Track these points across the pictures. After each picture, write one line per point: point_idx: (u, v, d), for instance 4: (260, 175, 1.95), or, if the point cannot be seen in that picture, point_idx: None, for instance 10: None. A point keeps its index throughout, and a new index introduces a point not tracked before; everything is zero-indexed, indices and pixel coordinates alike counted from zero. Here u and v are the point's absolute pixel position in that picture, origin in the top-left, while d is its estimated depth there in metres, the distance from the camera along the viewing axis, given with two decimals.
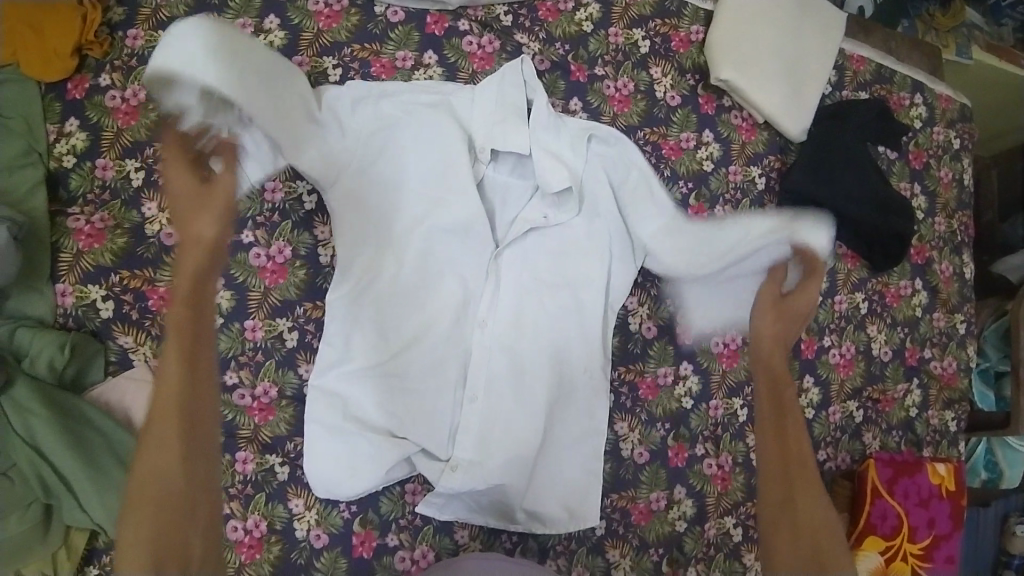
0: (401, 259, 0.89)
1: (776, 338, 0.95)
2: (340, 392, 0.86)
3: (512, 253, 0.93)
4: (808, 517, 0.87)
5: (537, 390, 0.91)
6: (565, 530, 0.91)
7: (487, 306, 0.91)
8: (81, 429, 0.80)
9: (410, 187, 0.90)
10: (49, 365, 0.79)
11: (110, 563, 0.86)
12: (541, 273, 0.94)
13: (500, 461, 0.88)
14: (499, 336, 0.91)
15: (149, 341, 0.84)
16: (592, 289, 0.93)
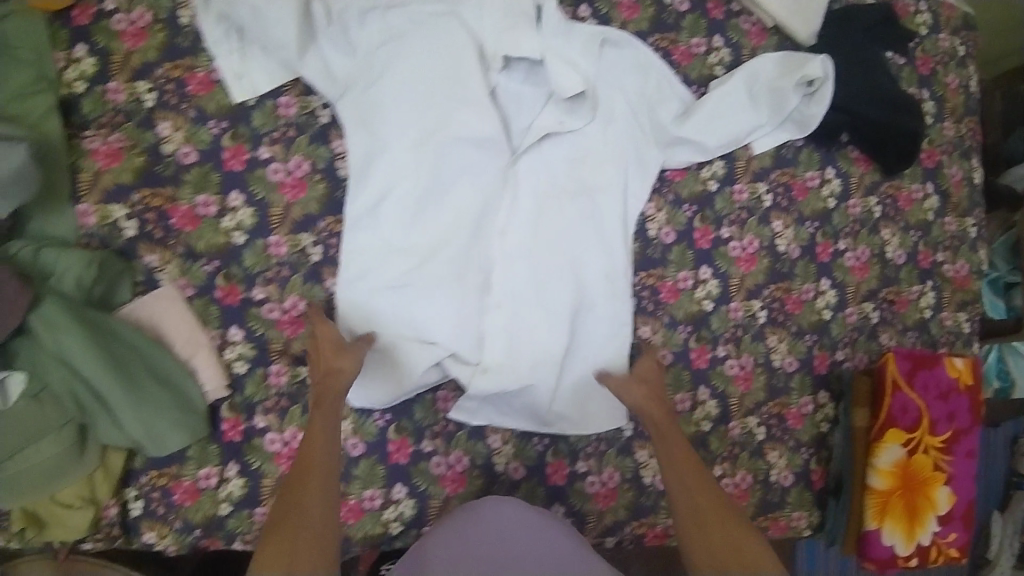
0: (417, 171, 0.88)
1: (652, 397, 0.87)
2: (365, 305, 0.87)
3: (529, 160, 0.93)
4: (716, 508, 0.75)
5: (561, 296, 0.91)
6: (595, 430, 0.93)
7: (507, 213, 0.91)
8: (112, 343, 0.80)
9: (422, 95, 0.87)
10: (78, 282, 0.80)
11: (150, 482, 0.88)
12: (558, 180, 0.93)
13: (529, 363, 0.90)
14: (520, 243, 0.91)
15: (176, 259, 0.85)
16: (610, 194, 0.94)
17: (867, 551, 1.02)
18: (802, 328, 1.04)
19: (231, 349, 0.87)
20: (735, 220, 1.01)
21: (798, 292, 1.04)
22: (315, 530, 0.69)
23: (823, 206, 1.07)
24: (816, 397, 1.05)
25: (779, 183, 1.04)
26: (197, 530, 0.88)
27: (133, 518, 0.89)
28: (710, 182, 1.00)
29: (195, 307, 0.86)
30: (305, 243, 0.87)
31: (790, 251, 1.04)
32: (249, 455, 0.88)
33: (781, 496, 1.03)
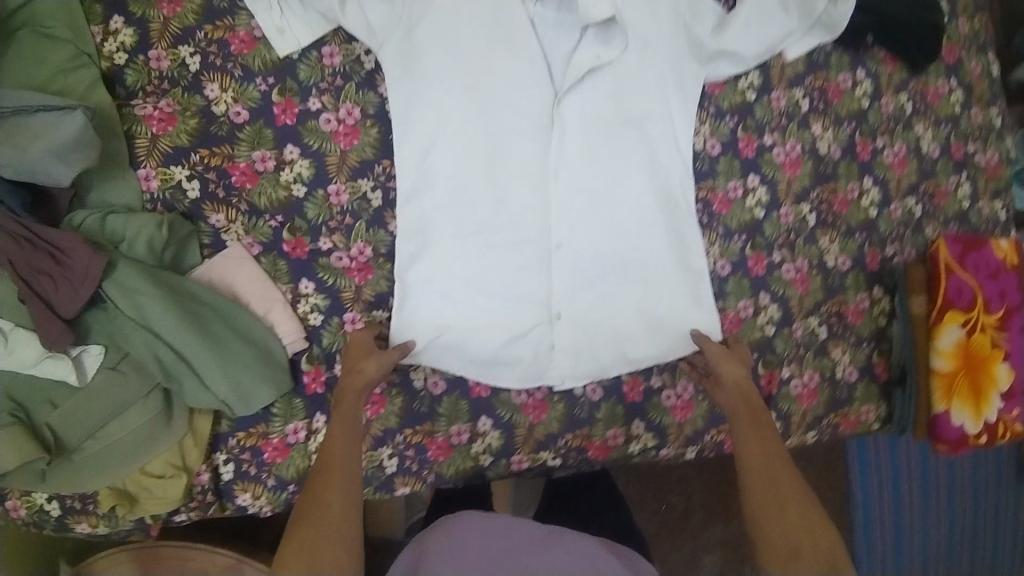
0: (464, 120, 0.89)
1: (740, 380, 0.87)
2: (429, 257, 0.89)
3: (573, 98, 0.91)
4: (766, 463, 0.78)
5: (620, 229, 0.93)
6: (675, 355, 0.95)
7: (558, 152, 0.91)
8: (191, 304, 0.82)
9: (460, 45, 0.88)
10: (149, 245, 0.82)
11: (238, 443, 0.87)
12: (604, 114, 0.93)
13: (596, 297, 0.93)
14: (575, 180, 0.92)
15: (240, 217, 0.87)
16: (655, 121, 0.94)
17: (938, 432, 1.05)
18: (851, 226, 1.06)
19: (304, 302, 0.88)
20: (776, 126, 1.02)
21: (844, 192, 1.05)
22: (333, 522, 0.70)
23: (858, 106, 1.08)
24: (872, 293, 1.07)
25: (814, 87, 1.05)
26: (291, 486, 0.87)
27: (226, 482, 0.87)
28: (749, 92, 1.01)
29: (264, 265, 0.87)
30: (365, 189, 0.89)
31: (832, 152, 1.05)
32: None
33: (849, 392, 1.06)
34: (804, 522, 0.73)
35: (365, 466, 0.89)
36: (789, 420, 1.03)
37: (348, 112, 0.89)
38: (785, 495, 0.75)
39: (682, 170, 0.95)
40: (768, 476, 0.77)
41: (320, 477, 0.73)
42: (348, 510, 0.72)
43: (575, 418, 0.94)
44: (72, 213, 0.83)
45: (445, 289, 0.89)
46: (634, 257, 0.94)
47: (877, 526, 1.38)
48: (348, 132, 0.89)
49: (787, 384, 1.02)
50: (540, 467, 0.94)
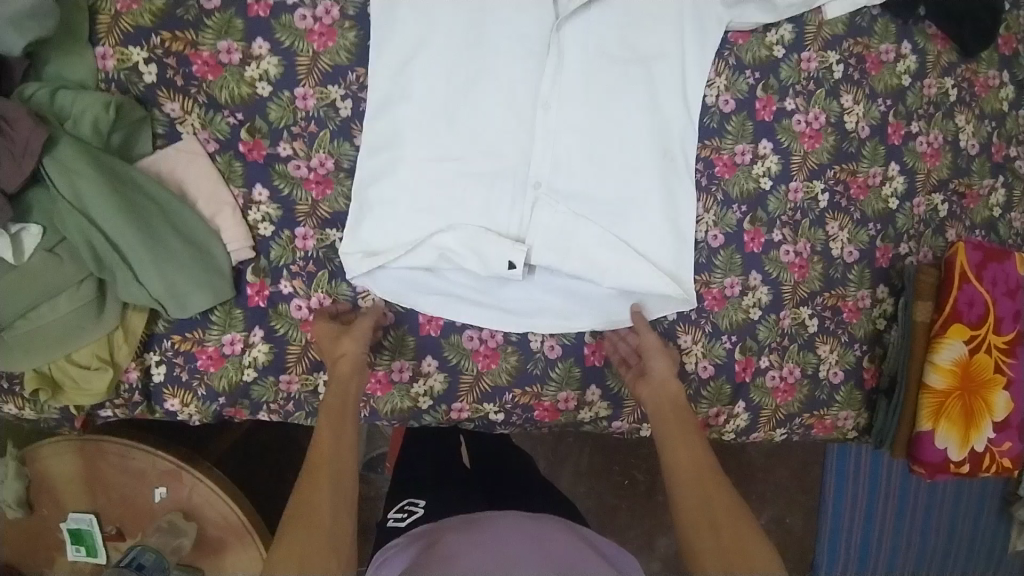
0: (453, 34, 0.82)
1: (667, 378, 0.85)
2: (394, 178, 0.83)
3: (577, 25, 0.84)
4: (702, 492, 0.75)
5: (607, 176, 0.86)
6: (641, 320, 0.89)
7: (551, 83, 0.83)
8: (131, 192, 0.76)
9: None
10: (94, 126, 0.76)
11: (173, 347, 0.83)
12: (609, 49, 0.84)
13: (570, 247, 0.86)
14: (567, 117, 0.84)
15: (197, 109, 0.81)
16: (663, 64, 0.86)
17: (918, 453, 0.98)
18: (866, 215, 0.96)
19: (256, 209, 0.83)
20: (802, 91, 0.93)
21: (864, 176, 0.96)
22: (325, 527, 0.68)
23: (898, 83, 0.97)
24: (875, 292, 0.98)
25: (851, 54, 0.94)
26: (222, 399, 0.84)
27: (156, 384, 0.84)
28: (776, 48, 0.91)
29: (218, 164, 0.82)
30: (334, 96, 0.82)
31: (860, 129, 0.95)
32: (273, 321, 0.83)
33: (830, 393, 0.98)
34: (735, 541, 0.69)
35: (298, 389, 0.85)
36: (758, 414, 0.95)
37: (326, 11, 0.82)
38: (715, 517, 0.72)
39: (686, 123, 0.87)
40: (701, 501, 0.74)
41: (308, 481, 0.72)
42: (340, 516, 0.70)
43: (526, 373, 0.88)
44: (24, 82, 0.76)
45: (408, 213, 0.83)
46: (618, 209, 0.87)
47: (845, 534, 1.37)
48: (322, 46, 0.82)
49: (763, 374, 0.94)
50: (482, 419, 0.90)
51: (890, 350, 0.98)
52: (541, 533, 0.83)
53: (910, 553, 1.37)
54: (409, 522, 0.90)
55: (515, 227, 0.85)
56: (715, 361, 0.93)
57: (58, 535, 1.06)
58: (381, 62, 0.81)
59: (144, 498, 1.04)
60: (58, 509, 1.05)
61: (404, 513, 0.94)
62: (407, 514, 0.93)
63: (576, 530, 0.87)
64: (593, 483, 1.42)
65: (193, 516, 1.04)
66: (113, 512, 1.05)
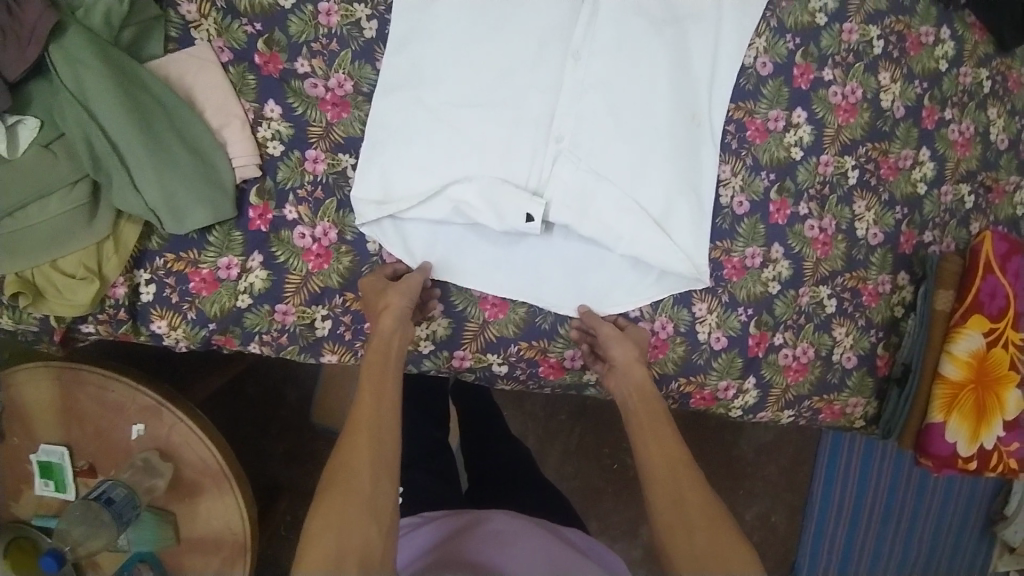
0: None
1: (633, 365, 0.80)
2: (411, 120, 0.79)
3: None
4: (676, 500, 0.70)
5: (630, 137, 0.82)
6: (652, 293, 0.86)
7: (583, 34, 0.80)
8: (136, 92, 0.71)
9: None
10: (106, 18, 0.71)
11: (165, 266, 0.78)
12: (647, 4, 0.81)
13: (586, 209, 0.82)
14: (595, 71, 0.81)
15: (214, 13, 0.77)
16: (699, 25, 0.83)
17: (925, 444, 0.96)
18: (894, 198, 0.93)
19: (266, 126, 0.78)
20: (840, 63, 0.89)
21: (894, 157, 0.93)
22: (363, 495, 0.65)
23: (935, 67, 0.93)
24: (895, 278, 0.95)
25: (892, 31, 0.91)
26: (211, 324, 0.79)
27: (143, 304, 0.79)
28: (818, 16, 0.88)
29: (231, 75, 0.78)
30: (359, 15, 0.78)
31: (895, 109, 0.92)
32: (274, 247, 0.79)
33: (842, 378, 0.95)
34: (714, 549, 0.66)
35: (294, 321, 0.80)
36: (767, 392, 0.92)
37: None
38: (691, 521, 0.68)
39: (715, 88, 0.84)
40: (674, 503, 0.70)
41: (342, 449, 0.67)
42: (378, 479, 0.66)
43: (534, 327, 0.84)
44: None
45: (422, 160, 0.80)
46: (638, 174, 0.83)
47: (828, 536, 1.36)
48: None
49: (776, 351, 0.91)
50: (484, 370, 0.85)
51: (907, 338, 0.95)
52: (522, 535, 0.80)
53: (890, 561, 1.35)
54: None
55: (532, 180, 0.81)
56: (729, 333, 0.89)
57: (27, 468, 1.01)
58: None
59: (120, 434, 0.99)
60: (30, 439, 1.00)
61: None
62: None
63: (558, 526, 0.86)
64: (582, 463, 1.39)
65: (170, 457, 0.99)
66: (87, 446, 0.99)
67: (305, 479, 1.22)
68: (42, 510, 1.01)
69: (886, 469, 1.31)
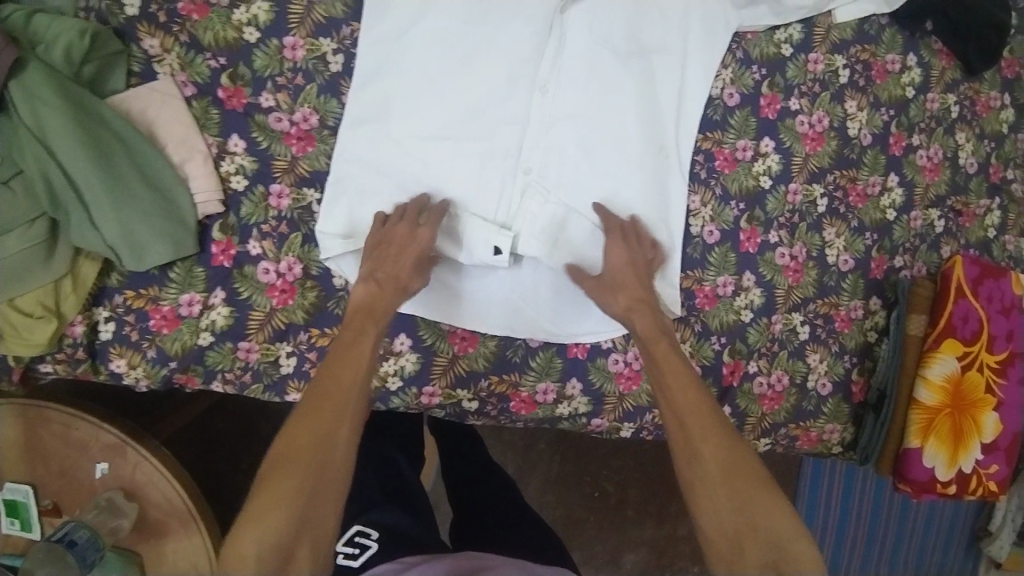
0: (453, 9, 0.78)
1: (634, 304, 0.76)
2: (377, 154, 0.79)
3: (584, 9, 0.80)
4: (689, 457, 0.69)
5: (598, 169, 0.82)
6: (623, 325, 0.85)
7: (551, 67, 0.80)
8: (96, 128, 0.69)
9: None
10: (66, 52, 0.69)
11: (125, 303, 0.76)
12: (614, 38, 0.81)
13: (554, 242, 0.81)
14: (563, 105, 0.81)
15: (177, 48, 0.76)
16: (665, 57, 0.83)
17: (903, 470, 0.96)
18: (864, 224, 0.94)
19: (230, 160, 0.77)
20: (807, 92, 0.90)
21: (863, 184, 0.93)
22: (341, 462, 0.66)
23: (901, 94, 0.94)
24: (868, 304, 0.95)
25: (858, 60, 0.92)
26: (172, 363, 0.77)
27: (101, 342, 0.76)
28: (784, 46, 0.88)
29: (194, 110, 0.76)
30: (325, 50, 0.78)
31: (862, 136, 0.93)
32: (237, 283, 0.77)
33: (817, 405, 0.94)
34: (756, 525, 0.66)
35: (258, 358, 0.78)
36: (743, 422, 0.91)
37: None
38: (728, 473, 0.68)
39: (683, 119, 0.84)
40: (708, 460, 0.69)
41: (316, 413, 0.66)
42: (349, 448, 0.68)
43: (505, 360, 0.83)
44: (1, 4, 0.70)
45: (388, 195, 0.79)
46: (606, 205, 0.83)
47: None
48: None
49: (751, 379, 0.91)
50: (455, 406, 0.84)
51: (881, 364, 0.94)
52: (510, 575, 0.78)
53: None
54: (362, 563, 0.82)
55: (501, 214, 0.80)
56: (703, 362, 0.89)
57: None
58: (376, 30, 0.77)
59: (84, 472, 0.96)
60: None
61: (355, 546, 0.84)
62: (359, 550, 0.84)
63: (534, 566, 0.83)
64: (564, 492, 1.37)
65: (135, 496, 0.96)
66: (51, 485, 0.96)
67: None
68: (8, 550, 0.97)
69: (868, 492, 1.31)
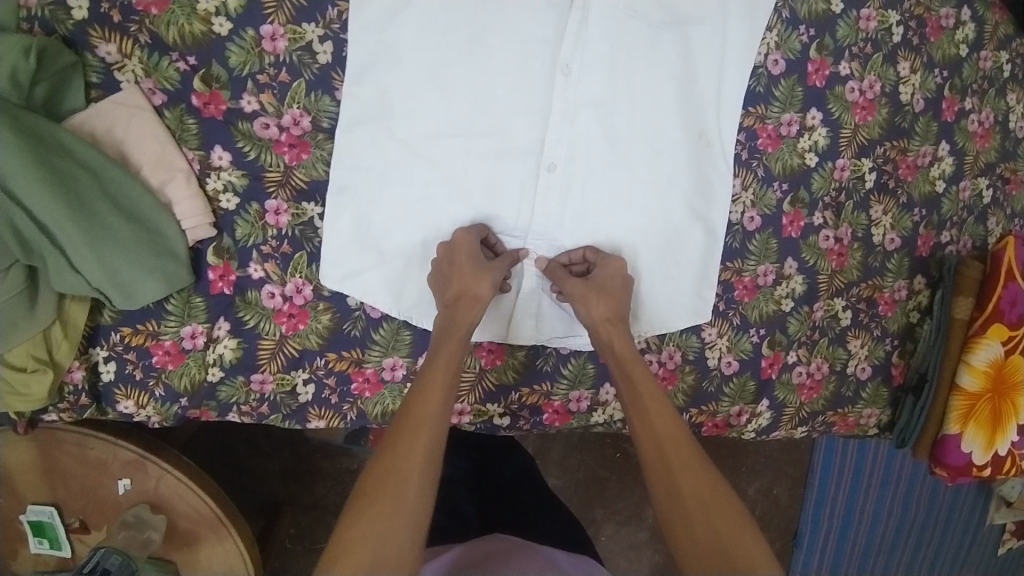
0: None
1: (610, 319, 0.70)
2: (381, 162, 0.70)
3: None
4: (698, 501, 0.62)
5: (628, 161, 0.74)
6: (658, 325, 0.80)
7: (570, 47, 0.70)
8: (59, 162, 0.61)
9: None
10: (12, 77, 0.60)
11: (122, 342, 0.70)
12: (642, 6, 0.70)
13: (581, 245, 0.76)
14: (586, 90, 0.71)
15: (139, 51, 0.66)
16: (703, 26, 0.73)
17: (941, 456, 0.93)
18: (912, 199, 0.87)
19: (215, 177, 0.69)
20: (858, 55, 0.80)
21: (914, 155, 0.85)
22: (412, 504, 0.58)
23: (956, 53, 0.85)
24: (912, 283, 0.90)
25: (912, 16, 0.81)
26: (183, 400, 0.72)
27: (105, 383, 0.71)
28: (833, 2, 0.78)
29: (167, 121, 0.68)
30: (310, 38, 0.67)
31: (915, 102, 0.83)
32: (241, 312, 0.71)
33: (856, 390, 0.91)
34: (713, 536, 0.60)
35: (273, 389, 0.74)
36: (781, 412, 0.88)
37: None
38: (705, 507, 0.62)
39: (724, 97, 0.75)
40: (698, 494, 0.62)
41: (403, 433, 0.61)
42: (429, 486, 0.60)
43: (536, 370, 0.78)
44: None
45: (398, 205, 0.72)
46: (637, 199, 0.76)
47: (828, 503, 1.30)
48: None
49: (790, 369, 0.86)
50: (485, 423, 0.79)
51: (923, 347, 0.91)
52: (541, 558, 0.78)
53: (899, 547, 1.32)
54: None
55: (522, 218, 0.74)
56: (741, 356, 0.84)
57: (20, 526, 0.92)
58: (371, 15, 0.67)
59: (107, 489, 0.90)
60: (15, 500, 0.90)
61: None
62: None
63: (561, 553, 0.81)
64: (586, 454, 1.34)
65: (161, 508, 0.90)
66: (75, 504, 0.91)
67: (303, 491, 1.19)
68: (41, 566, 0.94)
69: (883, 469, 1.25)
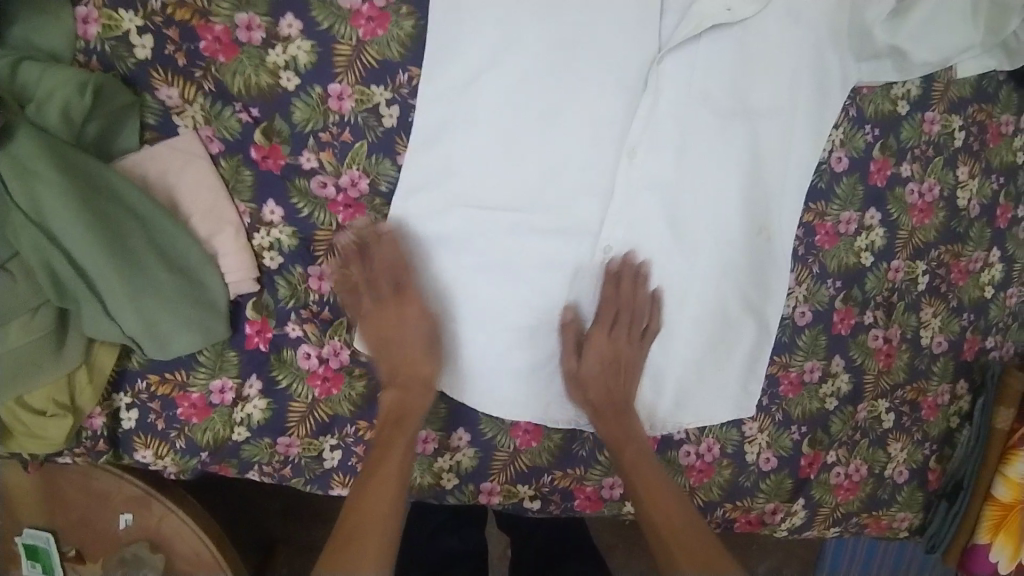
0: (530, 59, 0.66)
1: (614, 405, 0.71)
2: (437, 230, 0.68)
3: (679, 62, 0.68)
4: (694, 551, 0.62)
5: (688, 248, 0.72)
6: (705, 417, 0.77)
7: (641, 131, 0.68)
8: (105, 205, 0.59)
9: None
10: (64, 113, 0.59)
11: (148, 390, 0.67)
12: (715, 96, 0.69)
13: None
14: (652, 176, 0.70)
15: (202, 98, 0.65)
16: (773, 120, 0.71)
17: (970, 565, 0.89)
18: (962, 303, 0.85)
19: (264, 233, 0.67)
20: (920, 156, 0.78)
21: (966, 260, 0.84)
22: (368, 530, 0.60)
23: (1012, 160, 0.83)
24: (954, 387, 0.87)
25: (974, 122, 0.80)
26: (204, 455, 0.69)
27: (124, 431, 0.68)
28: (900, 103, 0.76)
29: (222, 170, 0.66)
30: (377, 100, 0.66)
31: (971, 208, 0.82)
32: (275, 371, 0.69)
33: (892, 493, 0.88)
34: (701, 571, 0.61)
35: (298, 453, 0.71)
36: (816, 512, 0.84)
37: None
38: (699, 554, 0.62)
39: (786, 191, 0.74)
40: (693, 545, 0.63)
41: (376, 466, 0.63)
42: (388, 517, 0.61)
43: (570, 455, 0.75)
44: None
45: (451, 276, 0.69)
46: (693, 287, 0.74)
47: None
48: (369, 34, 0.64)
49: (829, 470, 0.83)
50: (514, 504, 0.76)
51: (958, 452, 0.88)
52: None
53: None
54: None
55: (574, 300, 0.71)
56: (780, 453, 0.81)
57: (13, 550, 0.87)
58: (443, 83, 0.66)
59: (106, 523, 0.85)
60: (10, 522, 0.86)
61: None
62: None
63: None
64: None
65: (160, 547, 0.86)
66: (73, 533, 0.86)
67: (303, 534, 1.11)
68: None
69: (909, 568, 1.09)
